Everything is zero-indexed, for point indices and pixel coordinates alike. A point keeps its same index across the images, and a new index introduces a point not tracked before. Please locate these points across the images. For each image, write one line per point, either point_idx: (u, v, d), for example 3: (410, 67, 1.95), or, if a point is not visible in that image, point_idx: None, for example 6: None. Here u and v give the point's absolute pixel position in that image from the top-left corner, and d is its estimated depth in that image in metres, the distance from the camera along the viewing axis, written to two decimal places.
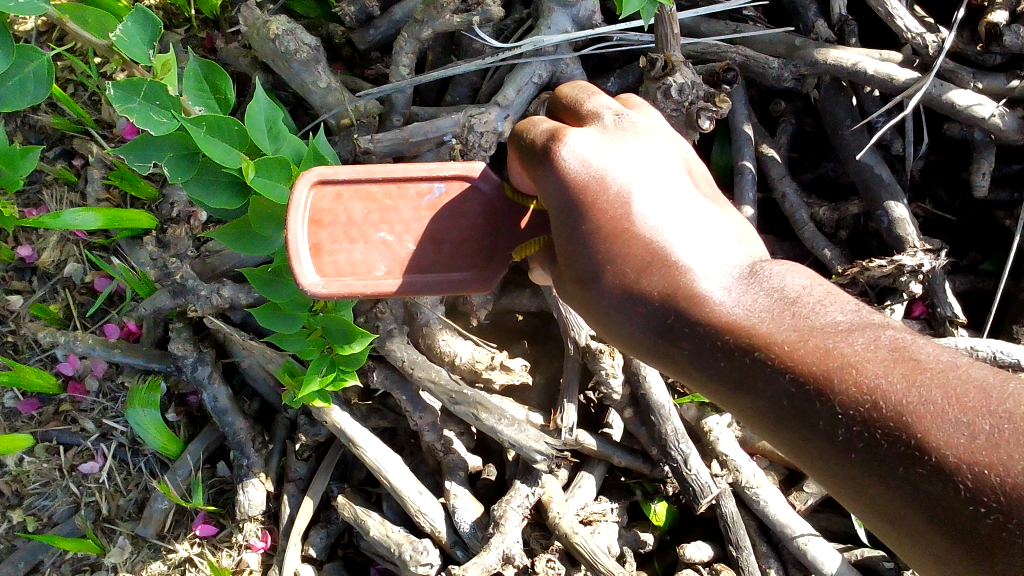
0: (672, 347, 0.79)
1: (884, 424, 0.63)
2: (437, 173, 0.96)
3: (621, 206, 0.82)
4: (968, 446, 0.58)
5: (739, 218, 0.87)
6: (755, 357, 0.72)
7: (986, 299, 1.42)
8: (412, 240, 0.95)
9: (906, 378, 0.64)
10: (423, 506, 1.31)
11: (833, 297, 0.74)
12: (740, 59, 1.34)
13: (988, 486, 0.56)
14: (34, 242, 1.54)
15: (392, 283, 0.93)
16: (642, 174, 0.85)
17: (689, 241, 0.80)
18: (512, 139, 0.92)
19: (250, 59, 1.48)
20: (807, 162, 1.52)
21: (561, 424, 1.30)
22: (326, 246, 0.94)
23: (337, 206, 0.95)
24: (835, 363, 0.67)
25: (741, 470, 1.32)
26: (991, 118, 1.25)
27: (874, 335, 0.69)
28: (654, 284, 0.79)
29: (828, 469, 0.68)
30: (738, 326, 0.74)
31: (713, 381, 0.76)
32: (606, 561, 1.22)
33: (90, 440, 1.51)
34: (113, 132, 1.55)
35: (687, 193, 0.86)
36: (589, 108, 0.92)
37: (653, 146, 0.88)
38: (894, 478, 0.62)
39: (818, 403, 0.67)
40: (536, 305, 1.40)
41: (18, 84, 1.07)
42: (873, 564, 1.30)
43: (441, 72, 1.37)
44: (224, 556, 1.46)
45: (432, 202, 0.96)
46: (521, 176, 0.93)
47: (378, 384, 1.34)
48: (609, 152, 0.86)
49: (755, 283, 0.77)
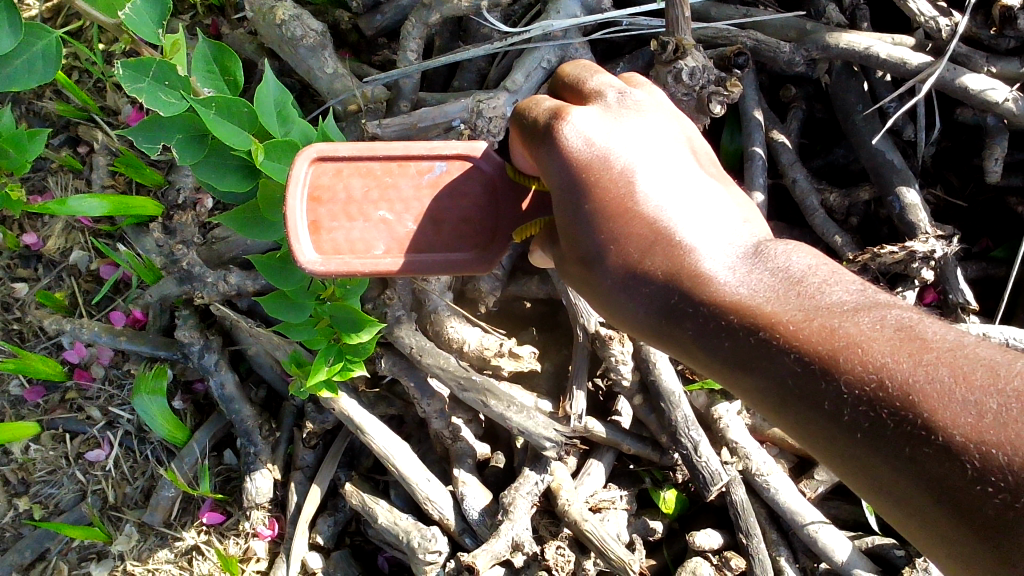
0: (676, 327, 0.78)
1: (890, 403, 0.62)
2: (439, 152, 0.95)
3: (625, 184, 0.81)
4: (975, 425, 0.57)
5: (744, 199, 0.86)
6: (760, 337, 0.71)
7: (997, 286, 1.41)
8: (412, 219, 0.94)
9: (913, 357, 0.63)
10: (431, 494, 1.30)
11: (838, 277, 0.74)
12: (751, 43, 1.33)
13: (995, 466, 0.56)
14: (38, 230, 1.53)
15: (391, 263, 0.92)
16: (646, 153, 0.84)
17: (693, 220, 0.80)
18: (513, 119, 0.91)
19: (256, 45, 1.47)
20: (817, 148, 1.51)
21: (570, 411, 1.29)
22: (325, 224, 0.93)
23: (336, 182, 0.94)
24: (840, 342, 0.67)
25: (751, 457, 1.31)
26: (1004, 103, 1.24)
27: (880, 315, 0.68)
28: (659, 264, 0.79)
29: (832, 449, 0.67)
30: (743, 305, 0.73)
31: (718, 362, 0.76)
32: (615, 547, 1.20)
33: (97, 428, 1.50)
34: (118, 119, 1.53)
35: (691, 172, 0.85)
36: (591, 86, 0.90)
37: (658, 125, 0.87)
38: (899, 457, 0.61)
39: (823, 382, 0.67)
40: (544, 292, 1.40)
41: (28, 65, 1.07)
42: (884, 552, 1.29)
43: (448, 57, 1.35)
44: (231, 544, 1.45)
45: (433, 180, 0.95)
46: (523, 156, 0.92)
47: (385, 371, 1.33)
48: (612, 131, 0.85)
49: (759, 263, 0.76)
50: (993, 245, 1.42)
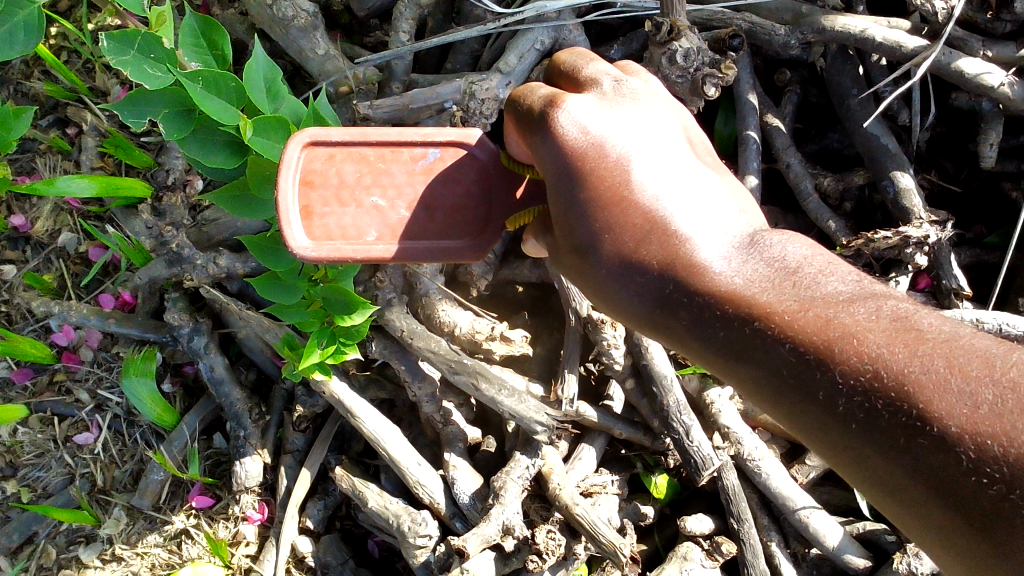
0: (671, 316, 0.78)
1: (885, 394, 0.61)
2: (432, 138, 0.94)
3: (620, 172, 0.80)
4: (971, 416, 0.57)
5: (740, 188, 0.85)
6: (755, 327, 0.71)
7: (991, 272, 1.41)
8: (404, 206, 0.92)
9: (908, 348, 0.62)
10: (422, 478, 1.30)
11: (834, 267, 0.73)
12: (746, 25, 1.32)
13: (991, 457, 0.55)
14: (26, 211, 1.51)
15: (384, 249, 0.91)
16: (642, 142, 0.83)
17: (689, 210, 0.79)
18: (508, 106, 0.91)
19: (246, 26, 1.45)
20: (812, 132, 1.50)
21: (561, 395, 1.28)
22: (317, 209, 0.92)
23: (329, 167, 0.93)
24: (836, 333, 0.66)
25: (742, 443, 1.30)
26: (1001, 87, 1.22)
27: (876, 304, 0.68)
28: (654, 253, 0.78)
29: (827, 439, 0.66)
30: (738, 295, 0.73)
31: (712, 351, 0.75)
32: (606, 531, 1.19)
33: (85, 411, 1.49)
34: (107, 100, 1.52)
35: (688, 162, 0.84)
36: (587, 74, 0.89)
37: (653, 113, 0.86)
38: (895, 448, 0.61)
39: (818, 372, 0.66)
40: (536, 275, 1.39)
41: (8, 34, 1.07)
42: (875, 537, 1.30)
43: (440, 38, 1.34)
44: (220, 528, 1.45)
45: (426, 166, 0.93)
46: (517, 144, 0.92)
47: (377, 354, 1.32)
48: (608, 119, 0.83)
49: (754, 253, 0.75)
50: (987, 232, 1.42)
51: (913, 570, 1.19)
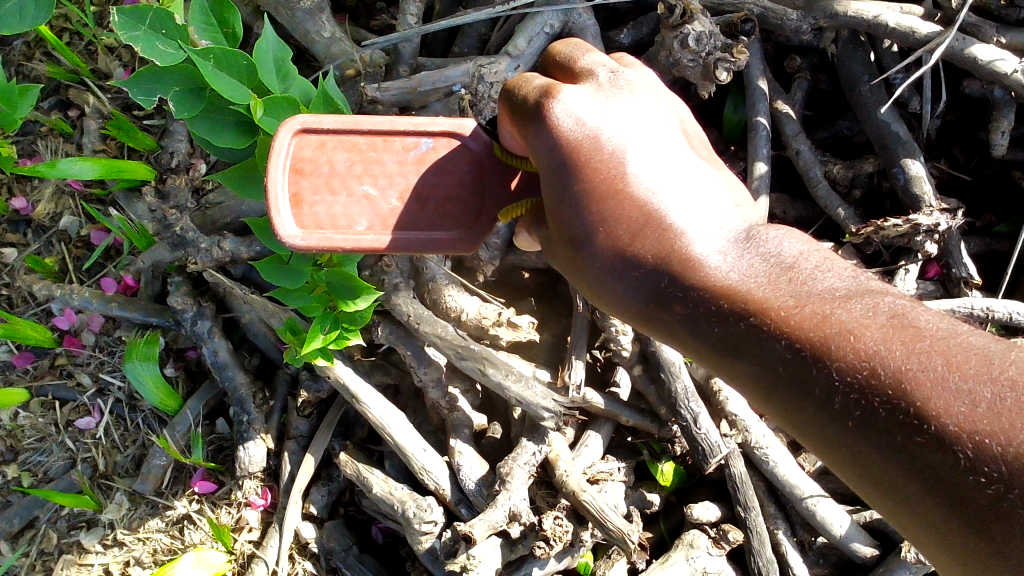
0: (666, 311, 0.77)
1: (882, 392, 0.61)
2: (425, 128, 0.92)
3: (616, 165, 0.79)
4: (969, 415, 0.56)
5: (735, 181, 0.85)
6: (751, 323, 0.70)
7: (1001, 260, 1.41)
8: (396, 196, 0.91)
9: (905, 345, 0.61)
10: (427, 464, 1.29)
11: (831, 263, 0.73)
12: (758, 10, 1.31)
13: (989, 456, 0.54)
14: (28, 194, 1.50)
15: (374, 240, 0.89)
16: (637, 134, 0.81)
17: (684, 204, 0.78)
18: (501, 97, 0.87)
19: (252, 8, 1.43)
20: (822, 119, 1.49)
21: (568, 381, 1.27)
22: (306, 197, 0.90)
23: (320, 155, 0.91)
24: (832, 329, 0.65)
25: (751, 430, 1.30)
26: (1013, 74, 1.21)
27: (873, 301, 0.67)
28: (649, 247, 0.77)
29: (822, 437, 0.66)
30: (733, 290, 0.72)
31: (707, 347, 0.74)
32: (614, 518, 1.19)
33: (87, 395, 1.47)
34: (109, 82, 1.50)
35: (683, 154, 0.82)
36: (582, 65, 0.87)
37: (649, 104, 0.85)
38: (891, 446, 0.60)
39: (815, 370, 0.65)
40: (544, 262, 1.38)
41: (17, 9, 1.15)
42: (883, 526, 1.30)
43: (449, 22, 1.29)
44: (223, 513, 1.43)
45: (419, 156, 0.92)
46: (510, 135, 0.90)
47: (382, 339, 1.30)
48: (603, 111, 0.82)
49: (750, 247, 0.75)
50: (996, 220, 1.42)
51: (921, 559, 1.19)
